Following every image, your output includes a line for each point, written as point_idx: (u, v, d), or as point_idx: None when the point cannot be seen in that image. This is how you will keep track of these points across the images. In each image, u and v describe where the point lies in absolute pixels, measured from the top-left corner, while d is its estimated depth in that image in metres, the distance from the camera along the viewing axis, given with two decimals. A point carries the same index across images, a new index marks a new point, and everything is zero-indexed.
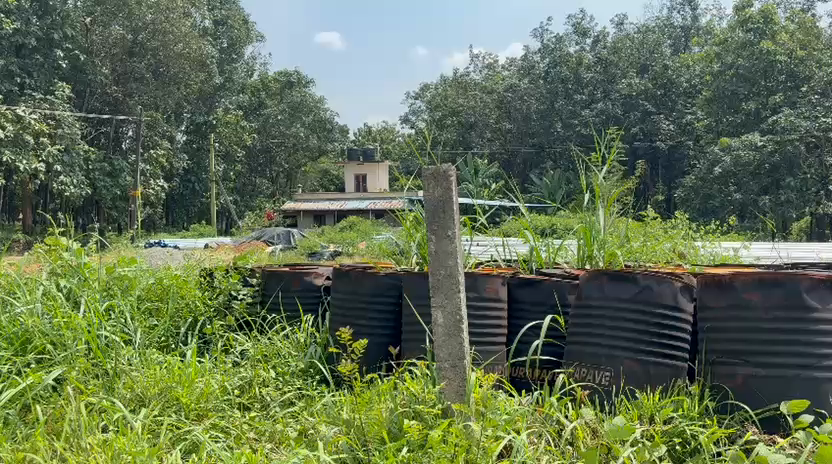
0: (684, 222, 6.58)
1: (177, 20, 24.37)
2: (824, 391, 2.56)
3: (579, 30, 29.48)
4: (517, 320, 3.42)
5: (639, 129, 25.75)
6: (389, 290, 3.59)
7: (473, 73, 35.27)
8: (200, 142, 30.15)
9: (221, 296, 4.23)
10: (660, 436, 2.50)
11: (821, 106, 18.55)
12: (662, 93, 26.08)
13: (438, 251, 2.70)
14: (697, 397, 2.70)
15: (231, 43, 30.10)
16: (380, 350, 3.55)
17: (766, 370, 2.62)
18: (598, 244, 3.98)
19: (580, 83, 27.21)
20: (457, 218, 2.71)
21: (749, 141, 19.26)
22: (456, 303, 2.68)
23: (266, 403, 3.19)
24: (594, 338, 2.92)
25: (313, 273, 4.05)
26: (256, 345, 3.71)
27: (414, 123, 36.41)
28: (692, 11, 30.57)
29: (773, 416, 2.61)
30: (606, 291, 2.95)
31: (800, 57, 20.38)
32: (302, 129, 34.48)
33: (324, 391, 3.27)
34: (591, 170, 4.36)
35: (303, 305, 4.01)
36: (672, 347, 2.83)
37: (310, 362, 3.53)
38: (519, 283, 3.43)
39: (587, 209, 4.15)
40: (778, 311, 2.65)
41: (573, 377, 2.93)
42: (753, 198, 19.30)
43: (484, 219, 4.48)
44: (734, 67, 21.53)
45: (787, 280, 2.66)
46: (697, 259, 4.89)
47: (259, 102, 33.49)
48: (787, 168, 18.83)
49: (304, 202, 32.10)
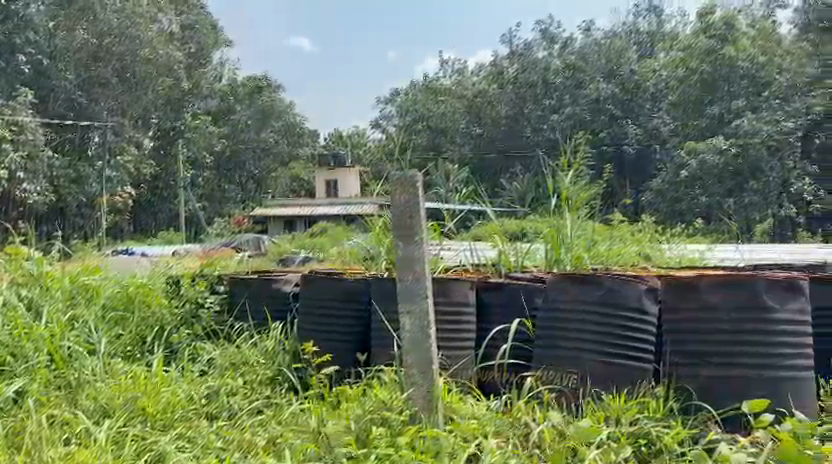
0: (651, 226, 6.70)
1: (142, 24, 24.62)
2: (784, 389, 2.64)
3: (547, 36, 29.74)
4: (485, 324, 3.42)
5: (608, 133, 25.85)
6: (356, 297, 3.59)
7: (444, 78, 35.49)
8: (167, 149, 30.37)
9: (188, 304, 4.25)
10: (626, 438, 2.52)
11: (781, 110, 19.05)
12: (629, 99, 26.33)
13: (406, 256, 2.70)
14: (662, 398, 2.74)
15: (200, 48, 29.75)
16: (348, 356, 3.54)
17: (728, 370, 2.68)
18: (565, 249, 4.05)
19: (549, 88, 27.42)
20: (423, 224, 2.72)
21: (715, 144, 19.75)
22: (424, 308, 2.68)
23: (235, 412, 3.15)
24: (558, 340, 2.95)
25: (282, 279, 4.03)
26: (224, 354, 3.67)
27: (384, 128, 36.46)
28: (658, 17, 31.21)
29: (735, 415, 2.66)
30: (571, 295, 2.98)
31: (761, 63, 20.72)
32: (271, 135, 34.72)
33: (292, 399, 3.25)
34: (558, 175, 4.41)
35: (270, 312, 3.98)
36: (638, 348, 2.85)
37: (278, 370, 3.50)
38: (487, 287, 3.44)
39: (554, 212, 4.23)
40: (737, 312, 2.70)
41: (541, 381, 2.95)
42: (719, 201, 19.67)
43: (452, 224, 4.50)
44: (698, 72, 22.09)
45: (747, 282, 2.72)
46: (664, 261, 4.94)
47: (228, 107, 33.35)
48: (752, 172, 19.41)
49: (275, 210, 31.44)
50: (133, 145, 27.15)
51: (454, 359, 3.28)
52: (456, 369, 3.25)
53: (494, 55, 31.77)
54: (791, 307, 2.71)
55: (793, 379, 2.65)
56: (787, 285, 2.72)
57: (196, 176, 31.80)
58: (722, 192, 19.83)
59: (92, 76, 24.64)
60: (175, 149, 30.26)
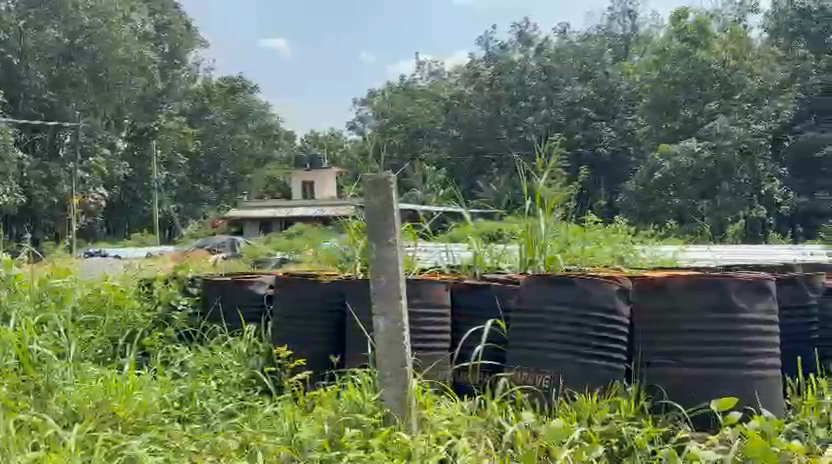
0: (626, 226, 6.79)
1: (117, 24, 23.74)
2: (752, 388, 2.68)
3: (523, 38, 30.03)
4: (461, 326, 3.43)
5: (582, 136, 25.76)
6: (331, 300, 3.57)
7: (420, 80, 35.62)
8: (140, 149, 29.89)
9: (161, 307, 4.21)
10: (597, 437, 2.55)
11: (752, 113, 19.84)
12: (604, 101, 26.37)
13: (379, 257, 2.70)
14: (634, 396, 2.76)
15: (173, 48, 29.69)
16: (322, 358, 3.52)
17: (698, 369, 2.72)
18: (539, 250, 4.09)
19: (525, 90, 27.47)
20: (396, 224, 2.72)
21: (688, 147, 19.89)
22: (397, 310, 2.68)
23: (208, 415, 3.13)
24: (532, 339, 2.97)
25: (257, 282, 3.99)
26: (197, 357, 3.63)
27: (361, 130, 36.43)
28: (632, 20, 31.79)
29: (705, 415, 2.69)
30: (545, 296, 3.00)
31: (732, 66, 21.14)
32: (246, 135, 34.10)
33: (265, 402, 3.23)
34: (533, 177, 4.43)
35: (244, 314, 3.95)
36: (611, 347, 2.88)
37: (252, 372, 3.47)
38: (462, 289, 3.44)
39: (529, 215, 4.23)
40: (708, 312, 2.74)
41: (514, 381, 2.97)
42: (690, 203, 19.93)
43: (428, 226, 4.49)
44: (671, 75, 22.31)
45: (715, 282, 2.76)
46: (639, 263, 4.92)
47: (203, 107, 33.00)
48: (724, 172, 19.72)
49: (251, 210, 30.76)
50: (107, 146, 26.94)
51: (429, 360, 3.29)
52: (430, 370, 3.26)
53: (470, 57, 31.77)
54: (759, 307, 2.75)
55: (762, 378, 2.69)
56: (756, 286, 2.76)
57: (170, 178, 31.60)
58: (694, 194, 20.01)
59: (63, 75, 24.21)
60: (148, 149, 29.75)
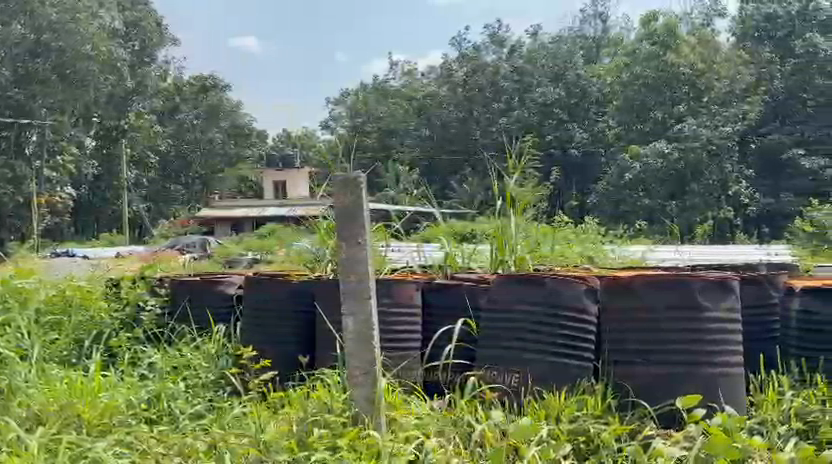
0: (595, 227, 6.88)
1: (84, 20, 23.29)
2: (716, 386, 2.73)
3: (495, 39, 30.23)
4: (430, 326, 3.43)
5: (555, 137, 25.81)
6: (302, 301, 3.54)
7: (393, 80, 35.67)
8: (110, 148, 29.55)
9: (128, 307, 4.15)
10: (564, 436, 2.57)
11: (720, 116, 20.47)
12: (576, 103, 26.48)
13: (348, 258, 2.70)
14: (600, 395, 2.79)
15: (144, 46, 29.62)
16: (290, 359, 3.50)
17: (662, 367, 2.76)
18: (509, 250, 4.11)
19: (498, 91, 27.66)
20: (367, 224, 2.72)
21: (658, 150, 20.13)
22: (366, 309, 2.68)
23: (177, 415, 3.10)
24: (502, 337, 3.00)
25: (226, 282, 3.95)
26: (165, 358, 3.60)
27: (335, 129, 36.27)
28: (603, 23, 32.12)
29: (670, 413, 2.74)
30: (514, 296, 3.03)
31: (701, 70, 21.62)
32: (218, 134, 33.51)
33: (234, 403, 3.20)
34: (504, 178, 4.46)
35: (213, 315, 3.91)
36: (578, 346, 2.91)
37: (221, 373, 3.44)
38: (433, 288, 3.45)
39: (500, 214, 4.26)
40: (673, 312, 2.78)
41: (483, 380, 2.99)
42: (660, 203, 19.95)
43: (399, 225, 4.47)
44: (642, 77, 22.75)
45: (680, 282, 2.79)
46: (607, 263, 5.00)
47: (174, 106, 32.72)
48: (693, 173, 19.85)
49: (220, 210, 30.05)
50: (74, 144, 26.64)
51: (398, 360, 3.29)
52: (399, 370, 3.26)
53: (443, 58, 31.81)
54: (724, 306, 2.80)
55: (725, 376, 2.74)
56: (720, 286, 2.81)
57: (140, 176, 31.30)
58: (664, 195, 20.07)
59: (28, 72, 23.72)
60: (117, 147, 29.42)
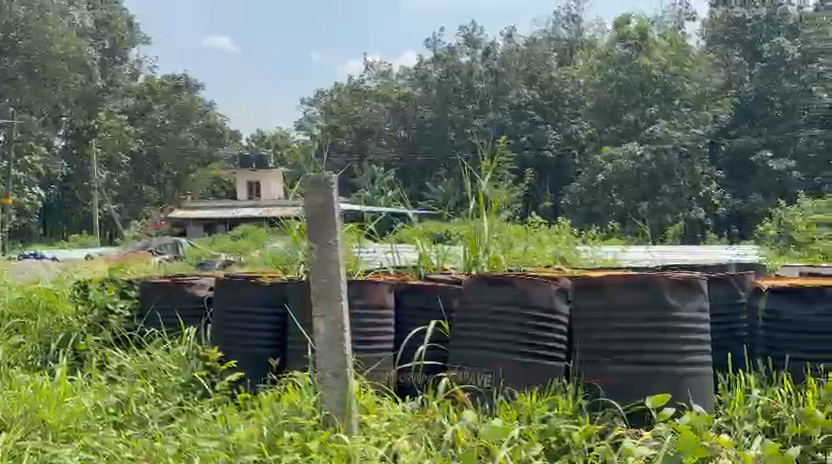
0: (568, 227, 6.89)
1: (54, 19, 23.04)
2: (684, 386, 2.76)
3: (470, 41, 30.27)
4: (402, 327, 3.43)
5: (529, 138, 25.79)
6: (273, 302, 3.50)
7: (368, 81, 35.58)
8: (80, 148, 29.26)
9: (96, 310, 4.08)
10: (537, 436, 2.58)
11: (691, 118, 21.03)
12: (550, 105, 26.72)
13: (318, 259, 2.68)
14: (572, 395, 2.80)
15: (114, 44, 30.09)
16: (260, 361, 3.45)
17: (633, 366, 2.77)
18: (483, 250, 4.12)
19: (472, 93, 27.54)
20: (337, 225, 2.71)
21: (630, 151, 20.26)
22: (337, 311, 2.67)
23: (145, 419, 3.06)
24: (474, 338, 3.01)
25: (196, 284, 3.90)
26: (134, 361, 3.56)
27: (309, 130, 36.00)
28: (576, 26, 32.28)
29: (640, 412, 2.76)
30: (486, 297, 3.04)
31: (673, 71, 21.72)
32: (191, 134, 33.17)
33: (204, 405, 3.17)
34: (476, 178, 4.48)
35: (183, 317, 3.86)
36: (547, 347, 2.93)
37: (191, 376, 3.41)
38: (406, 289, 3.44)
39: (473, 215, 4.27)
40: (642, 311, 2.80)
41: (456, 381, 3.00)
42: (633, 204, 20.06)
43: (373, 226, 4.44)
44: (614, 80, 22.49)
45: (649, 282, 2.81)
46: (578, 262, 5.03)
47: (146, 106, 32.17)
48: (665, 175, 20.05)
49: (193, 211, 29.62)
50: (42, 144, 26.27)
51: (371, 362, 3.28)
52: (371, 371, 3.24)
53: (417, 59, 31.75)
54: (693, 306, 2.82)
55: (693, 376, 2.77)
56: (689, 285, 2.82)
57: (111, 177, 30.88)
58: (637, 196, 20.19)
59: None
60: (87, 147, 28.95)
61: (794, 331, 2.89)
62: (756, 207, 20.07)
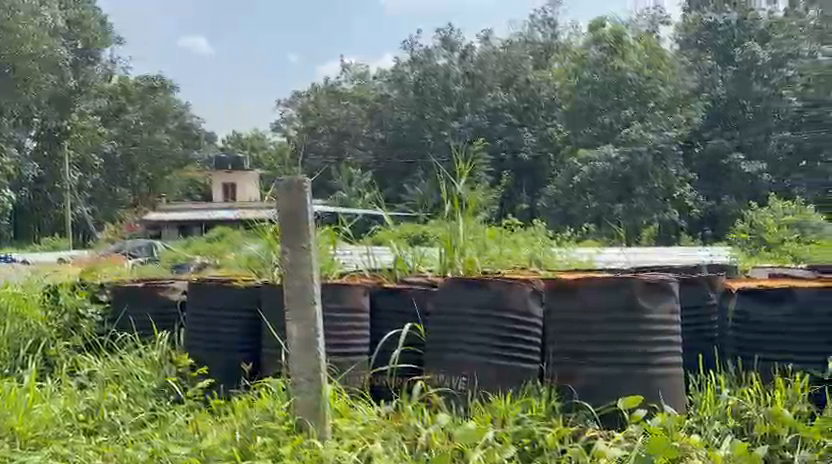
0: (542, 229, 6.92)
1: (24, 18, 22.67)
2: (656, 387, 2.79)
3: (448, 43, 30.21)
4: (378, 329, 3.42)
5: (506, 141, 25.84)
6: (246, 304, 3.47)
7: (344, 82, 35.45)
8: (51, 149, 28.78)
9: (67, 316, 4.05)
10: (510, 438, 2.59)
11: (666, 120, 21.42)
12: (525, 107, 26.87)
13: (291, 263, 2.67)
14: (545, 397, 2.83)
15: (86, 45, 29.66)
16: (233, 365, 3.42)
17: (606, 367, 2.80)
18: (458, 252, 4.13)
19: (449, 96, 27.60)
20: (311, 229, 2.70)
21: (604, 153, 20.53)
22: (310, 315, 2.65)
23: (116, 426, 3.03)
24: (448, 340, 3.02)
25: (169, 287, 3.86)
26: (105, 366, 3.52)
27: (286, 131, 35.77)
28: (552, 29, 32.34)
29: (613, 413, 2.78)
30: (461, 299, 3.05)
31: (647, 74, 22.24)
32: (165, 136, 32.79)
33: (176, 411, 3.14)
34: (451, 180, 4.48)
35: (155, 322, 3.82)
36: (521, 349, 2.94)
37: (163, 381, 3.37)
38: (381, 291, 3.44)
39: (448, 218, 4.27)
40: (614, 313, 2.82)
41: (431, 384, 3.01)
42: (609, 206, 20.20)
43: (347, 228, 4.42)
44: (589, 82, 22.98)
45: (621, 285, 2.83)
46: (553, 264, 5.08)
47: (119, 107, 31.22)
48: (639, 177, 20.30)
49: (167, 213, 29.30)
50: (13, 146, 25.74)
51: (345, 365, 3.26)
52: (346, 375, 3.23)
53: (393, 61, 31.70)
54: (664, 307, 2.85)
55: (664, 377, 2.80)
56: (659, 287, 2.85)
57: (83, 179, 30.39)
58: (612, 197, 20.38)
59: None
60: (60, 149, 28.47)
61: (763, 331, 2.93)
62: (728, 209, 20.19)
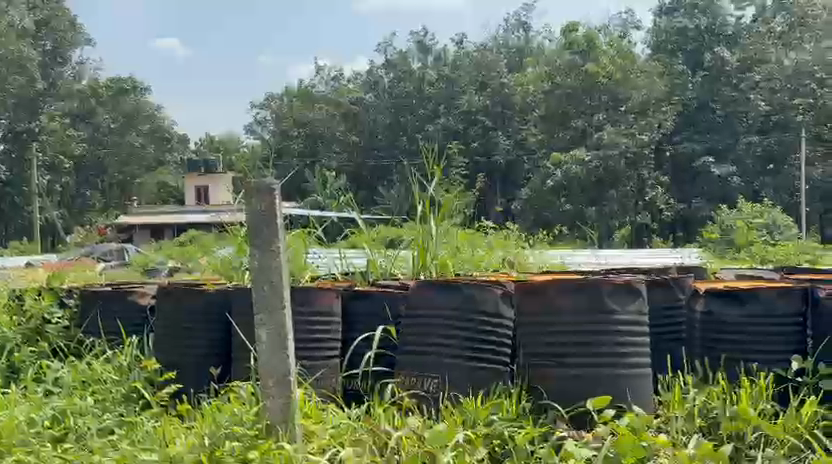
0: (516, 232, 7.00)
1: None
2: (624, 388, 2.81)
3: (421, 47, 30.72)
4: (350, 333, 3.41)
5: (480, 144, 26.02)
6: (217, 309, 3.44)
7: (319, 85, 35.39)
8: (18, 151, 28.09)
9: (32, 321, 3.96)
10: (480, 439, 2.59)
11: (637, 123, 21.69)
12: (500, 110, 26.70)
13: (261, 267, 2.65)
14: (515, 399, 2.84)
15: (55, 46, 29.90)
16: (203, 371, 3.39)
17: (575, 369, 2.81)
18: (431, 256, 4.13)
19: (423, 98, 27.68)
20: (279, 233, 2.68)
21: (577, 157, 20.36)
22: (280, 319, 2.63)
23: (84, 432, 2.97)
24: (419, 342, 3.02)
25: (138, 292, 3.81)
26: (72, 372, 3.45)
27: (260, 134, 35.59)
28: (525, 33, 32.56)
29: (582, 414, 2.80)
30: (433, 301, 3.05)
31: (618, 79, 21.92)
32: (137, 139, 32.44)
33: (145, 417, 3.09)
34: (424, 183, 4.49)
35: (124, 326, 3.76)
36: (492, 351, 2.95)
37: (132, 387, 3.32)
38: (353, 295, 3.43)
39: (420, 221, 4.27)
40: (582, 314, 2.84)
41: (402, 386, 3.00)
42: (581, 209, 20.41)
43: (319, 232, 4.40)
44: (561, 87, 22.66)
45: (589, 286, 2.85)
46: (525, 266, 5.14)
47: (90, 109, 30.88)
48: (611, 181, 20.59)
49: (139, 217, 28.96)
50: None
51: (316, 369, 3.24)
52: (317, 379, 3.22)
53: (368, 64, 31.75)
54: (632, 308, 2.88)
55: (632, 378, 2.82)
56: (627, 289, 2.88)
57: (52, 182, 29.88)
58: (584, 201, 20.62)
59: None
60: (26, 152, 27.87)
61: (731, 331, 2.98)
62: (698, 212, 20.85)
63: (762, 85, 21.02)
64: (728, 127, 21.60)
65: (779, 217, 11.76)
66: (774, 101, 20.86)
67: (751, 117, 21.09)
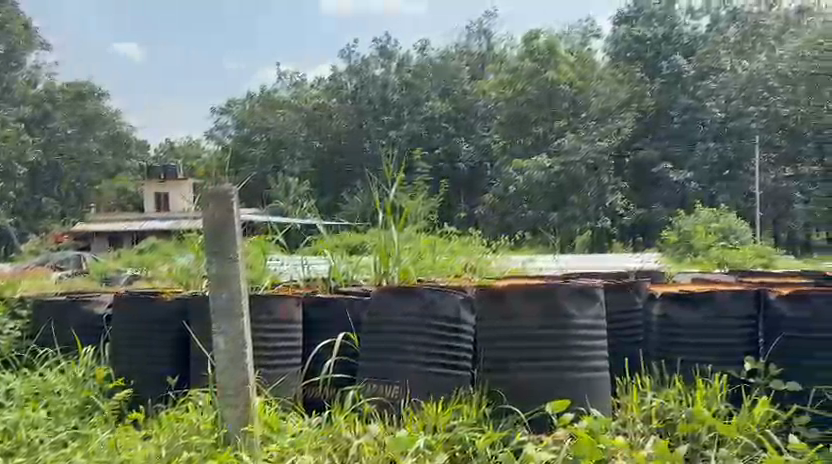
0: (478, 236, 7.04)
1: None
2: (584, 391, 2.84)
3: (384, 53, 30.43)
4: (311, 338, 3.39)
5: (443, 150, 26.05)
6: (174, 318, 3.38)
7: (282, 90, 35.05)
8: None
9: None
10: (441, 444, 2.60)
11: (598, 129, 22.20)
12: (462, 117, 26.89)
13: (220, 273, 2.62)
14: (476, 402, 2.86)
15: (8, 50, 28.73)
16: (160, 380, 3.34)
17: (537, 372, 2.84)
18: (393, 261, 4.10)
19: (387, 104, 27.98)
20: (238, 238, 2.66)
21: (539, 162, 20.93)
22: (239, 327, 2.62)
23: (35, 445, 2.87)
24: (381, 347, 3.03)
25: (94, 302, 3.74)
26: (24, 384, 3.36)
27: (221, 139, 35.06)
28: (487, 40, 32.50)
29: (542, 417, 2.82)
30: (394, 307, 3.05)
31: (578, 87, 23.06)
32: (94, 144, 31.93)
33: (100, 429, 3.01)
34: (386, 188, 4.47)
35: (79, 336, 3.68)
36: (453, 356, 2.96)
37: (87, 397, 3.25)
38: (313, 302, 3.40)
39: (381, 226, 4.24)
40: (542, 318, 2.87)
41: (364, 393, 3.00)
42: (543, 214, 20.59)
43: (278, 239, 4.36)
44: (524, 94, 23.51)
45: (548, 291, 2.88)
46: (488, 271, 5.20)
47: (45, 114, 30.07)
48: (572, 186, 20.90)
49: (94, 224, 28.44)
50: None
51: (277, 375, 3.22)
52: (277, 385, 3.20)
53: (331, 69, 31.56)
54: (589, 313, 2.91)
55: (590, 380, 2.86)
56: (585, 293, 2.91)
57: None
58: (546, 206, 20.80)
59: None
60: None
61: (688, 333, 3.03)
62: (657, 215, 21.23)
63: (718, 93, 21.11)
64: (686, 135, 21.92)
65: (734, 222, 11.99)
66: (730, 108, 20.58)
67: (709, 123, 21.08)
